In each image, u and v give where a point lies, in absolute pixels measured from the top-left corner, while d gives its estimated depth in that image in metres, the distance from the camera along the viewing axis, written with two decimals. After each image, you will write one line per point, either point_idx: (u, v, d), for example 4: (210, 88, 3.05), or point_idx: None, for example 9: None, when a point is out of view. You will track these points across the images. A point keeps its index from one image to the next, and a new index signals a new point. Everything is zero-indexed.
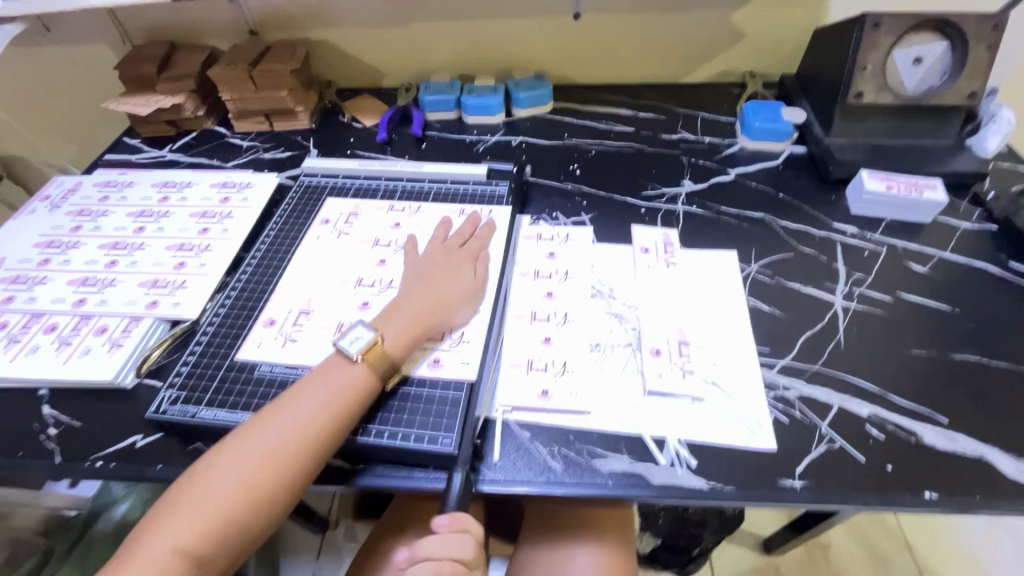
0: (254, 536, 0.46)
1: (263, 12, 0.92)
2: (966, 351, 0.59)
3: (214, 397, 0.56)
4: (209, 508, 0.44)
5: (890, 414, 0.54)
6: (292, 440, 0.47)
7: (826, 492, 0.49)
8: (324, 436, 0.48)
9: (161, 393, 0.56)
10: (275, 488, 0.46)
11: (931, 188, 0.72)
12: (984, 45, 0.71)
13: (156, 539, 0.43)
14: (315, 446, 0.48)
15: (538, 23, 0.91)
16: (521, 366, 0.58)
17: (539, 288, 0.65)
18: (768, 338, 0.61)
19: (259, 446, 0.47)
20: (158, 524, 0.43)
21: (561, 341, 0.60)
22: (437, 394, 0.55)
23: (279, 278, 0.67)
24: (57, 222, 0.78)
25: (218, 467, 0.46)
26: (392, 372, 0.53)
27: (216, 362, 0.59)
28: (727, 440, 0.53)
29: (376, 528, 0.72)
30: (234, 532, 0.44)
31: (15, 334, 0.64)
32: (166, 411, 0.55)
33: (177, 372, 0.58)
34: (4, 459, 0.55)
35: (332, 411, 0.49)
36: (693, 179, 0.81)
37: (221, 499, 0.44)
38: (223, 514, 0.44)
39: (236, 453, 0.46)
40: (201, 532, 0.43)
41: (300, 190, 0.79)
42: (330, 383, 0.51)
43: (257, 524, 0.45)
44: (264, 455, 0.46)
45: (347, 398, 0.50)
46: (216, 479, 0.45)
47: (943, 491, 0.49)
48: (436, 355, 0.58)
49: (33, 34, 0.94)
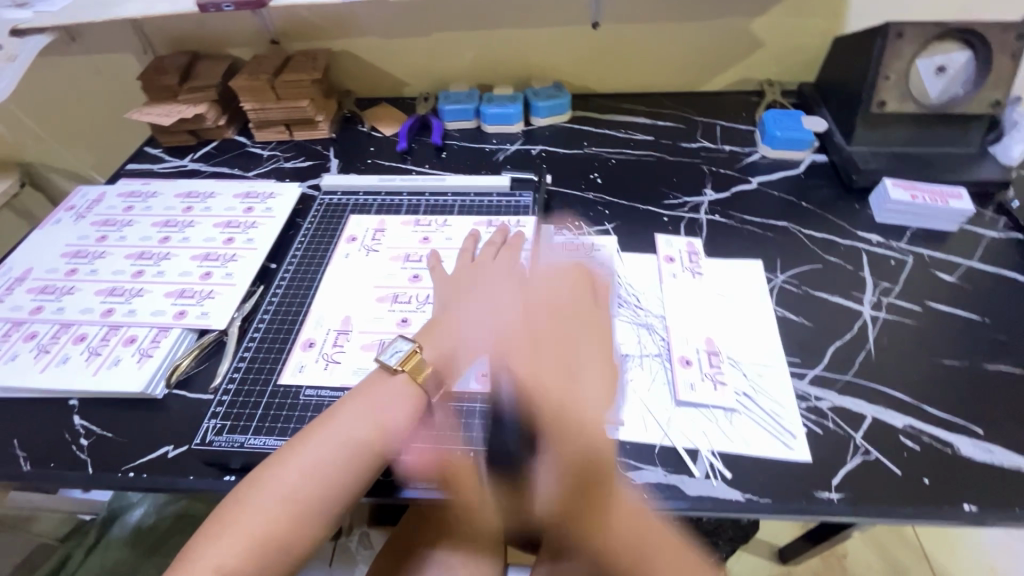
0: (297, 559, 0.45)
1: (284, 23, 0.93)
2: (998, 362, 0.59)
3: (260, 424, 0.56)
4: (256, 527, 0.44)
5: (925, 426, 0.54)
6: (337, 459, 0.47)
7: (864, 504, 0.49)
8: (369, 455, 0.48)
9: (205, 424, 0.56)
10: (321, 509, 0.46)
11: (956, 197, 0.72)
12: (1008, 54, 0.71)
13: (202, 558, 0.42)
14: (359, 466, 0.48)
15: (558, 32, 0.91)
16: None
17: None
18: (798, 349, 0.61)
19: (305, 463, 0.47)
20: (205, 544, 0.43)
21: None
22: (488, 408, 0.55)
23: (315, 293, 0.67)
24: (84, 232, 0.78)
25: (265, 485, 0.46)
26: (436, 385, 0.54)
27: (258, 389, 0.58)
28: (761, 452, 0.52)
29: (394, 538, 0.71)
30: (279, 554, 0.44)
31: (45, 344, 0.64)
32: (211, 442, 0.55)
33: (218, 402, 0.58)
34: (36, 469, 0.55)
35: (377, 429, 0.50)
36: (715, 188, 0.81)
37: (267, 519, 0.44)
38: (269, 534, 0.44)
39: (282, 471, 0.46)
40: (247, 553, 0.43)
41: (323, 206, 0.80)
42: (374, 399, 0.51)
43: (302, 545, 0.45)
44: (308, 473, 0.46)
45: (390, 417, 0.51)
46: (263, 497, 0.45)
47: (983, 504, 0.48)
48: (483, 371, 0.58)
49: (59, 44, 0.96)
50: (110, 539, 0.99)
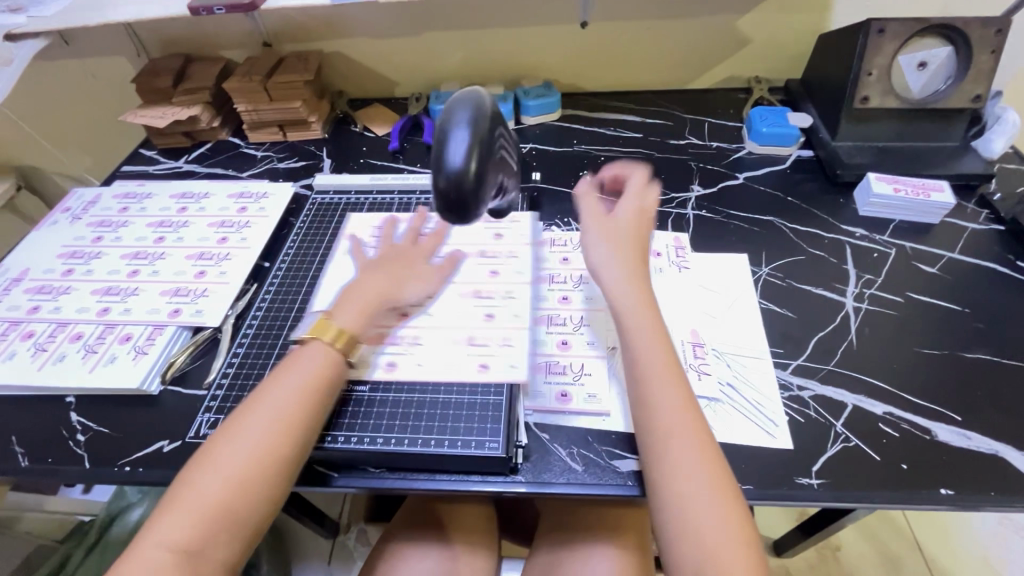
0: (252, 529, 0.46)
1: (276, 24, 0.94)
2: (977, 351, 0.60)
3: None
4: (199, 502, 0.44)
5: (904, 413, 0.55)
6: (269, 425, 0.48)
7: (843, 490, 0.50)
8: (300, 418, 0.49)
9: (198, 418, 0.58)
10: (263, 476, 0.46)
11: (939, 190, 0.73)
12: (988, 49, 0.72)
13: (150, 540, 0.43)
14: (291, 429, 0.49)
15: (547, 31, 0.93)
16: (541, 371, 0.59)
17: (556, 293, 0.66)
18: (781, 340, 0.62)
19: (240, 436, 0.47)
20: (151, 527, 0.43)
21: (579, 345, 0.61)
22: (476, 400, 0.56)
23: (306, 292, 0.68)
24: (79, 233, 0.79)
25: (204, 465, 0.46)
26: (353, 346, 0.55)
27: (250, 383, 0.60)
28: (745, 440, 0.53)
29: (390, 530, 0.72)
30: (228, 524, 0.44)
31: (42, 343, 0.65)
32: (204, 435, 0.56)
33: (212, 395, 0.59)
34: (34, 465, 0.56)
35: (304, 394, 0.51)
36: (702, 184, 0.82)
37: (210, 493, 0.44)
38: (214, 508, 0.44)
39: (218, 447, 0.47)
40: (195, 528, 0.43)
41: (315, 206, 0.81)
42: (295, 368, 0.52)
43: (252, 513, 0.45)
44: (249, 450, 0.47)
45: (314, 381, 0.52)
46: (204, 475, 0.45)
47: (959, 488, 0.50)
48: (483, 361, 0.58)
49: (53, 49, 0.97)
50: (109, 539, 1.00)
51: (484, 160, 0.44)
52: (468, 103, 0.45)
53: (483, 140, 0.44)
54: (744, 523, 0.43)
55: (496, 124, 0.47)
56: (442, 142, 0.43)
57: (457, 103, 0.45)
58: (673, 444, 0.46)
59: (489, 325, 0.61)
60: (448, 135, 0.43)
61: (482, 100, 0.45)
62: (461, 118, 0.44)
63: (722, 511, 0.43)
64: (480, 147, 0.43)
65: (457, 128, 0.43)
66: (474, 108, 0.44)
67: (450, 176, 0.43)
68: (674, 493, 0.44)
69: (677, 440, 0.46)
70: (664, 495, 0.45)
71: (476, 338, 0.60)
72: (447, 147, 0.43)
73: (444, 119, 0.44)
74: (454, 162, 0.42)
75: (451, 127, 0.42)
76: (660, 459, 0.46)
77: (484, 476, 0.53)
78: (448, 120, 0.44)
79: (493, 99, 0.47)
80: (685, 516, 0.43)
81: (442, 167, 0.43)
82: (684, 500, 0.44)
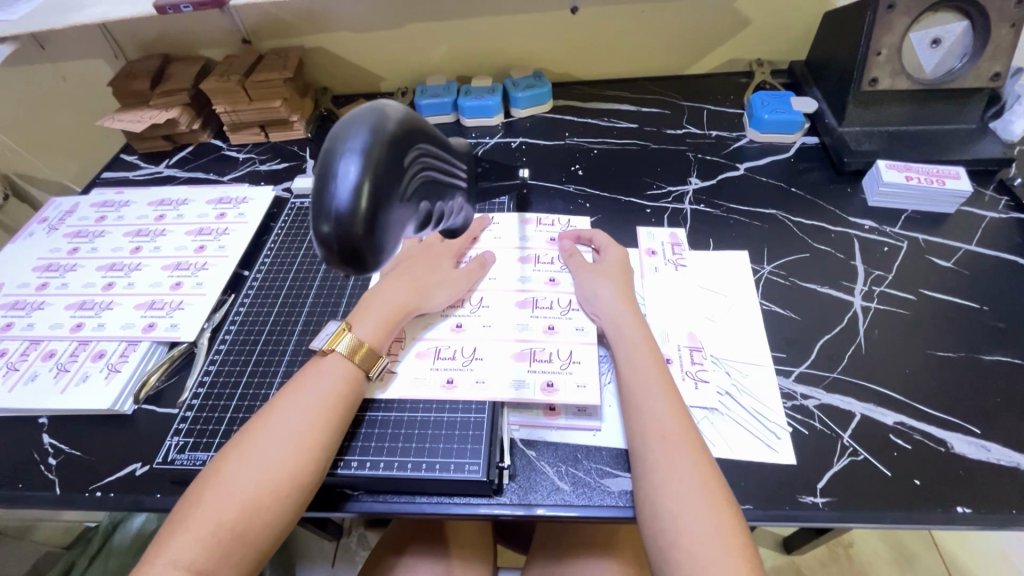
0: (266, 548, 0.44)
1: (252, 20, 0.90)
2: (995, 352, 0.56)
3: (222, 441, 0.54)
4: (214, 520, 0.42)
5: (917, 423, 0.51)
6: (287, 445, 0.46)
7: (850, 509, 0.46)
8: (319, 438, 0.47)
9: (167, 442, 0.54)
10: (280, 497, 0.44)
11: (954, 177, 0.68)
12: (1008, 23, 0.67)
13: (161, 557, 0.41)
14: (312, 450, 0.46)
15: (534, 19, 0.88)
16: (524, 358, 0.56)
17: (542, 275, 0.64)
18: (784, 344, 0.58)
19: (258, 453, 0.45)
20: (164, 541, 0.42)
21: (566, 329, 0.58)
22: (457, 418, 0.53)
23: (282, 301, 0.66)
24: (56, 244, 0.77)
25: (219, 480, 0.44)
26: (373, 360, 0.53)
27: (221, 404, 0.57)
28: (745, 456, 0.50)
29: (380, 545, 0.70)
30: (242, 543, 0.42)
31: (14, 362, 0.63)
32: (173, 460, 0.53)
33: (181, 418, 0.56)
34: (4, 491, 0.55)
35: (325, 412, 0.48)
36: (700, 176, 0.78)
37: (221, 510, 0.43)
38: (229, 528, 0.42)
39: (235, 462, 0.45)
40: (209, 547, 0.41)
41: (294, 210, 0.78)
42: (315, 382, 0.50)
43: (263, 533, 0.43)
44: (263, 465, 0.45)
45: (336, 399, 0.49)
46: (216, 491, 0.43)
47: (977, 506, 0.46)
48: (448, 376, 0.55)
49: (26, 53, 0.94)
50: (111, 547, 1.00)
51: (384, 192, 0.33)
52: (365, 118, 0.34)
53: (382, 170, 0.33)
54: (738, 533, 0.42)
55: (411, 143, 0.37)
56: (328, 176, 0.33)
57: (351, 123, 0.34)
58: (664, 453, 0.45)
59: (456, 337, 0.58)
60: (334, 167, 0.33)
61: (383, 113, 0.35)
62: (353, 143, 0.33)
63: (724, 528, 0.41)
64: (378, 180, 0.33)
65: (348, 153, 0.33)
66: (372, 130, 0.34)
67: (335, 219, 0.33)
68: (677, 510, 0.43)
69: (671, 447, 0.45)
70: (659, 507, 0.43)
71: (441, 351, 0.57)
72: (333, 180, 0.33)
73: (333, 145, 0.34)
74: (342, 200, 0.33)
75: (334, 157, 0.32)
76: (654, 470, 0.45)
77: (466, 497, 0.50)
78: (338, 144, 0.34)
79: (409, 112, 0.37)
80: (677, 528, 0.42)
81: (327, 209, 0.33)
82: (680, 512, 0.42)
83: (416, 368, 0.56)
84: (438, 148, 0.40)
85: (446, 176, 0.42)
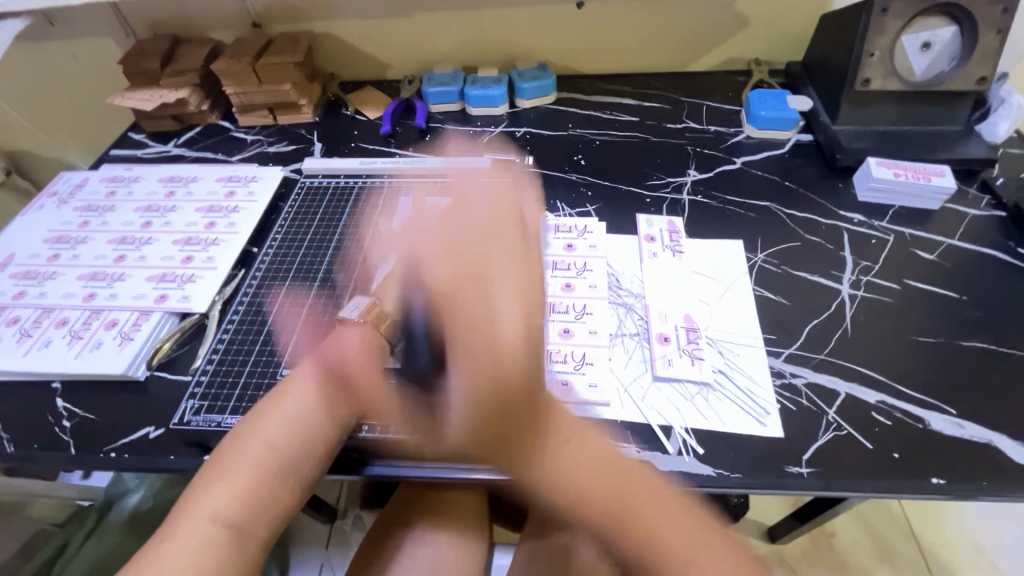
0: (290, 505, 0.47)
1: (264, 4, 0.92)
2: (973, 338, 0.59)
3: (237, 404, 0.56)
4: (247, 473, 0.45)
5: (897, 401, 0.54)
6: (310, 407, 0.49)
7: (832, 478, 0.49)
8: (340, 402, 0.50)
9: (182, 404, 0.57)
10: (306, 457, 0.47)
11: (939, 175, 0.71)
12: (994, 29, 0.70)
13: (195, 510, 0.43)
14: (334, 414, 0.49)
15: (541, 13, 0.90)
16: (541, 360, 0.58)
17: (557, 281, 0.65)
18: (775, 327, 0.61)
19: (285, 417, 0.48)
20: (198, 496, 0.44)
21: (581, 333, 0.60)
22: None
23: (293, 276, 0.68)
24: (66, 217, 0.78)
25: (248, 440, 0.47)
26: None
27: (235, 370, 0.59)
28: (735, 429, 0.53)
29: (380, 517, 0.72)
30: (271, 500, 0.45)
31: (28, 329, 0.65)
32: (189, 422, 0.56)
33: (196, 382, 0.58)
34: (20, 451, 0.56)
35: (347, 379, 0.51)
36: (699, 168, 0.81)
37: (250, 467, 0.45)
38: (260, 482, 0.45)
39: (262, 424, 0.48)
40: (240, 500, 0.44)
41: (304, 189, 0.79)
42: (336, 352, 0.53)
43: (290, 486, 0.46)
44: (289, 423, 0.48)
45: (356, 366, 0.52)
46: (247, 447, 0.46)
47: (950, 478, 0.49)
48: None
49: (38, 29, 0.95)
50: (106, 524, 1.00)
51: None
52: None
53: None
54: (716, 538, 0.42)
55: None
56: None
57: None
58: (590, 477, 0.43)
59: None
60: None
61: None
62: None
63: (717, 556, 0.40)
64: None
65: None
66: None
67: None
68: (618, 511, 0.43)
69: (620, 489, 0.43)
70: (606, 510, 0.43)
71: None
72: None
73: None
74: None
75: None
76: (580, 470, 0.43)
77: (469, 463, 0.52)
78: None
79: None
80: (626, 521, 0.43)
81: None
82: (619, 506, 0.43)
83: None
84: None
85: None
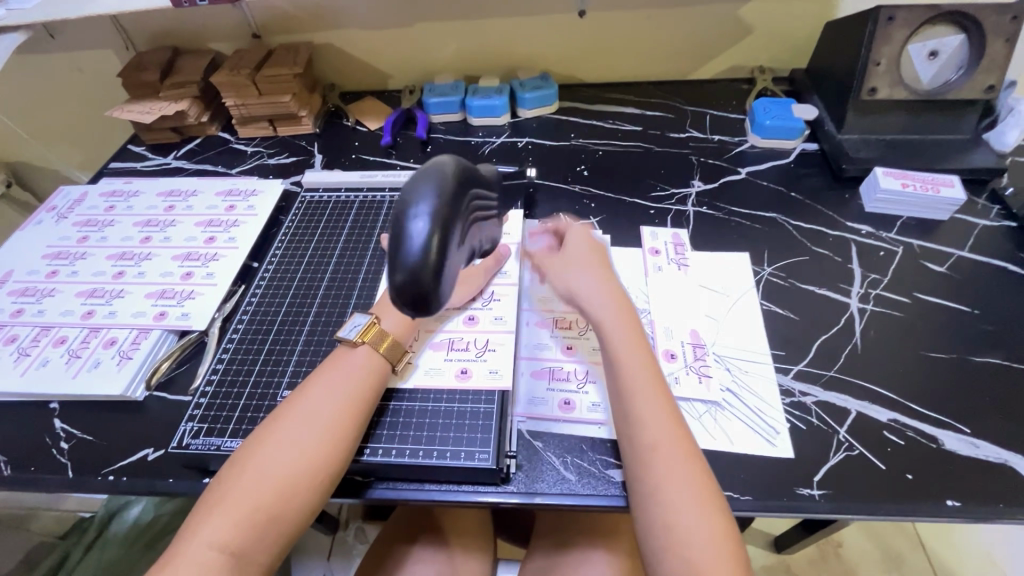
0: (294, 531, 0.45)
1: (264, 15, 0.91)
2: (985, 353, 0.58)
3: (237, 426, 0.55)
4: (248, 499, 0.43)
5: (910, 420, 0.53)
6: (316, 428, 0.47)
7: (844, 501, 0.48)
8: (346, 423, 0.48)
9: (182, 427, 0.56)
10: (309, 481, 0.45)
11: (948, 185, 0.70)
12: (1002, 37, 0.69)
13: (197, 536, 0.42)
14: (340, 436, 0.48)
15: (543, 22, 0.89)
16: (543, 377, 0.58)
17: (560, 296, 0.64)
18: (783, 342, 0.60)
19: (284, 439, 0.46)
20: (199, 521, 0.43)
21: (585, 350, 0.59)
22: (466, 407, 0.54)
23: (293, 292, 0.67)
24: (65, 233, 0.77)
25: (251, 462, 0.46)
26: (398, 352, 0.55)
27: (235, 390, 0.58)
28: (745, 449, 0.52)
29: (383, 535, 0.71)
30: (274, 526, 0.44)
31: (26, 348, 0.64)
32: (188, 445, 0.54)
33: (195, 405, 0.57)
34: (17, 473, 0.55)
35: (353, 399, 0.50)
36: (703, 179, 0.80)
37: (252, 493, 0.44)
38: (262, 508, 0.43)
39: (266, 446, 0.46)
40: (241, 527, 0.42)
41: (305, 203, 0.79)
42: (341, 370, 0.52)
43: (294, 511, 0.45)
44: (294, 445, 0.46)
45: (362, 386, 0.51)
46: (251, 469, 0.45)
47: (966, 500, 0.48)
48: (463, 367, 0.57)
49: (38, 42, 0.94)
50: (107, 538, 0.99)
51: (446, 239, 0.39)
52: (432, 177, 0.40)
53: (445, 221, 0.39)
54: (730, 544, 0.42)
55: (465, 191, 0.43)
56: (400, 234, 0.38)
57: (418, 183, 0.40)
58: (658, 463, 0.45)
59: (469, 329, 0.60)
60: (406, 225, 0.38)
61: (443, 172, 0.41)
62: (423, 197, 0.39)
63: (726, 560, 0.41)
64: (443, 233, 0.39)
65: (419, 212, 0.38)
66: (437, 188, 0.40)
67: (408, 270, 0.38)
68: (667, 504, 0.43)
69: (668, 468, 0.44)
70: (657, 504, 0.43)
71: (455, 343, 0.59)
72: (406, 237, 0.38)
73: (403, 204, 0.39)
74: (415, 251, 0.38)
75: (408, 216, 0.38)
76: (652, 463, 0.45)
77: (474, 486, 0.51)
78: (408, 201, 0.39)
79: (460, 165, 0.43)
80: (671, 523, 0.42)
81: (400, 261, 0.38)
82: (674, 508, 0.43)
83: (429, 360, 0.58)
84: (486, 189, 0.47)
85: (484, 213, 0.48)
